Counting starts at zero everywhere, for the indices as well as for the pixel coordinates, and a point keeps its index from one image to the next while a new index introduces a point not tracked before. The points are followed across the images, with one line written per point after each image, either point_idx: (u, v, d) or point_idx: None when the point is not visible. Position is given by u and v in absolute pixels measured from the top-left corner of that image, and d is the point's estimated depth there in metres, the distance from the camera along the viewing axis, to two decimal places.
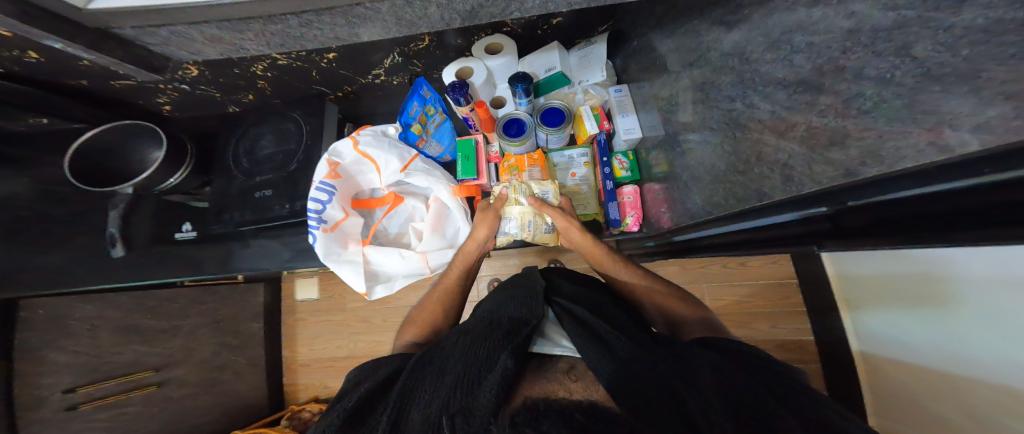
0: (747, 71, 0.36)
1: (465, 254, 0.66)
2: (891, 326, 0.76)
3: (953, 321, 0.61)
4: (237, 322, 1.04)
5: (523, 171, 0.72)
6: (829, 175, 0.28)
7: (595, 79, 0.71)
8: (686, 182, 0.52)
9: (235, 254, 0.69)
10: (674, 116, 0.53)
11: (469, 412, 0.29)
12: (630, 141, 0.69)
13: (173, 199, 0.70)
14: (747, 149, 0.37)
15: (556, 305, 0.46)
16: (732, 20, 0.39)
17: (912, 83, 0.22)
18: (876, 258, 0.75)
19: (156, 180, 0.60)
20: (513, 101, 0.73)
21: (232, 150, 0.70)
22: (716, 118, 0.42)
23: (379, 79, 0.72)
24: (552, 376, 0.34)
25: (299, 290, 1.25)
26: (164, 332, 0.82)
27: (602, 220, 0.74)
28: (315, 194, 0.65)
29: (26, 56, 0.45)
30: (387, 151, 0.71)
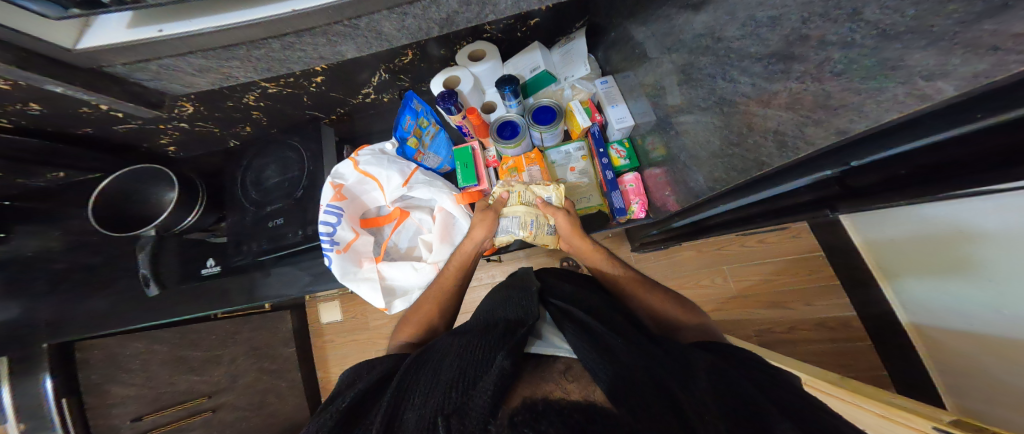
0: (721, 49, 0.36)
1: (460, 253, 0.66)
2: (937, 291, 0.70)
3: (1004, 275, 0.56)
4: (272, 348, 1.09)
5: (523, 171, 0.73)
6: (822, 136, 0.26)
7: (579, 74, 0.71)
8: (685, 162, 0.50)
9: (258, 283, 0.73)
10: (661, 100, 0.52)
11: (464, 413, 0.29)
12: (623, 130, 0.67)
13: (194, 237, 0.74)
14: (737, 122, 0.35)
15: (551, 306, 0.48)
16: (696, 2, 0.38)
17: (873, 43, 0.22)
18: (901, 218, 0.70)
19: (175, 219, 0.65)
20: (502, 104, 0.73)
21: (241, 183, 0.74)
22: (703, 97, 0.40)
23: (369, 97, 0.75)
24: (549, 376, 0.34)
25: (324, 314, 1.31)
26: (209, 361, 0.85)
27: (608, 211, 0.72)
28: (325, 217, 0.67)
29: (29, 108, 0.48)
30: (387, 167, 0.74)
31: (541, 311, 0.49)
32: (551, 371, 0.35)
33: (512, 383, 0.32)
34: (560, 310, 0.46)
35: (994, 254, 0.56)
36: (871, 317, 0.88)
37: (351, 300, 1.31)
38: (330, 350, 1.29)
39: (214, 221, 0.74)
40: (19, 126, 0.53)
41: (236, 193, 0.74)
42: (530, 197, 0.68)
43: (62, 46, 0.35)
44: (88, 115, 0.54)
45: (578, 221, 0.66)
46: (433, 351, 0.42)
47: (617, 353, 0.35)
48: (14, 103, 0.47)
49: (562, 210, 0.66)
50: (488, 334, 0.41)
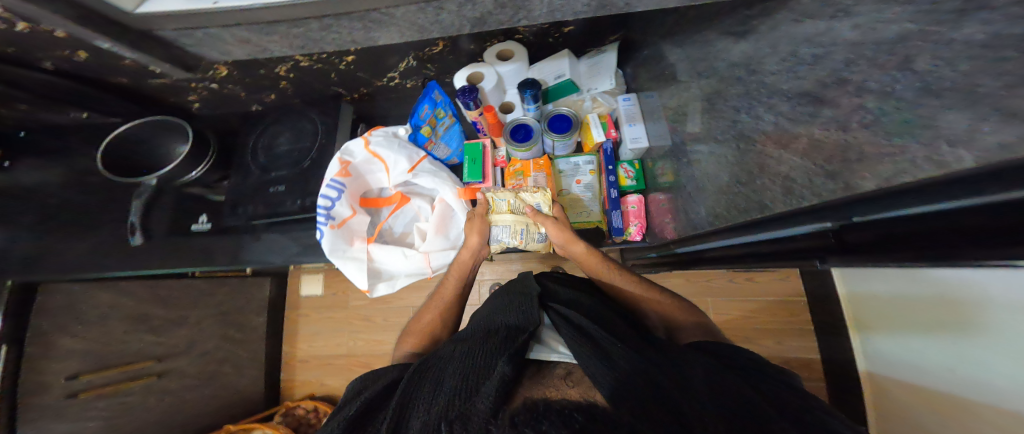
0: (753, 82, 0.37)
1: (459, 259, 0.67)
2: (903, 348, 0.74)
3: (963, 339, 0.60)
4: (242, 316, 1.09)
5: (528, 176, 0.75)
6: (829, 189, 0.27)
7: (603, 88, 0.72)
8: (689, 192, 0.53)
9: (245, 247, 0.72)
10: (681, 125, 0.54)
11: (467, 417, 0.31)
12: (636, 150, 0.70)
13: (194, 192, 0.72)
14: (751, 161, 0.37)
15: (550, 311, 0.51)
16: (741, 31, 0.40)
17: (912, 96, 0.22)
18: (887, 275, 0.75)
19: (181, 171, 0.65)
20: (521, 107, 0.74)
21: (252, 145, 0.73)
22: (722, 129, 0.43)
23: (393, 81, 0.75)
24: (550, 381, 0.37)
25: (304, 286, 1.31)
26: (170, 322, 0.86)
27: (605, 228, 0.74)
28: (326, 191, 0.68)
29: (75, 54, 0.48)
30: (396, 152, 0.75)
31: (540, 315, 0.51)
32: (553, 375, 0.39)
33: (512, 388, 0.35)
34: (561, 315, 0.49)
35: (957, 319, 0.61)
36: (830, 360, 0.94)
37: (335, 275, 1.31)
38: (302, 325, 1.30)
39: (216, 178, 0.74)
40: (59, 69, 0.52)
41: (243, 156, 0.73)
42: (522, 205, 0.68)
43: (122, 9, 0.35)
44: (130, 67, 0.53)
45: (565, 227, 0.68)
46: (435, 358, 0.43)
47: (616, 358, 0.37)
48: (62, 49, 0.47)
49: (551, 218, 0.67)
50: (488, 340, 0.44)
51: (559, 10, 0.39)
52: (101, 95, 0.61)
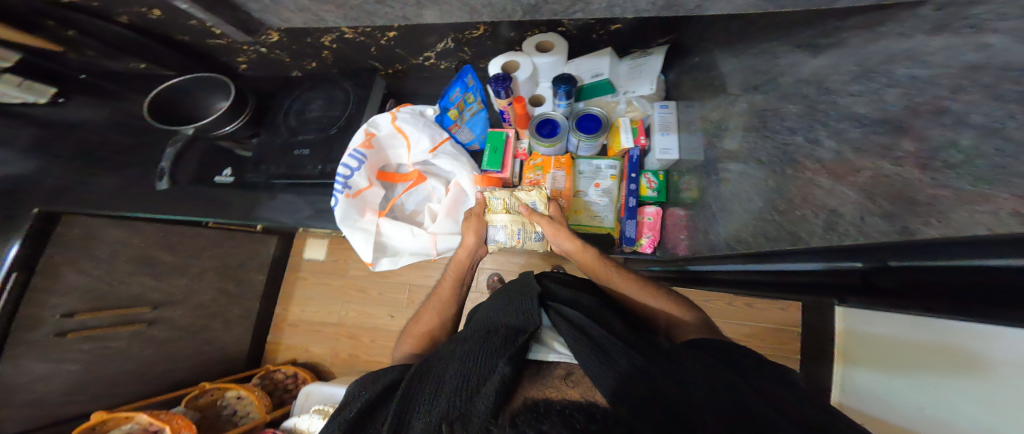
0: (823, 101, 0.33)
1: (456, 260, 0.68)
2: (882, 384, 0.76)
3: (940, 385, 0.62)
4: (239, 272, 1.17)
5: (547, 173, 0.75)
6: (881, 230, 0.27)
7: (641, 92, 0.71)
8: (714, 212, 0.53)
9: (260, 204, 0.73)
10: (715, 141, 0.54)
11: (466, 420, 0.34)
12: (664, 161, 0.68)
13: (224, 146, 0.77)
14: (793, 189, 0.36)
15: (550, 310, 0.53)
16: (822, 43, 0.34)
17: (1020, 138, 0.20)
18: (891, 316, 0.74)
19: (214, 125, 0.67)
20: (551, 101, 0.73)
21: (286, 109, 0.78)
22: (767, 149, 0.41)
23: (428, 61, 0.76)
24: (551, 381, 0.40)
25: (308, 249, 1.38)
26: (173, 269, 0.94)
27: (616, 236, 0.75)
28: (347, 160, 0.69)
29: (151, 13, 0.57)
30: (420, 130, 0.75)
31: (540, 314, 0.53)
32: (553, 375, 0.41)
33: (511, 389, 0.38)
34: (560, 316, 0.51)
35: (943, 367, 0.62)
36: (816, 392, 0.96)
37: (339, 243, 1.37)
38: (298, 288, 1.35)
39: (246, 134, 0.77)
40: (133, 25, 0.62)
41: (277, 117, 0.78)
42: (517, 204, 0.69)
43: None
44: (193, 27, 0.62)
45: (563, 226, 0.68)
46: (435, 360, 0.45)
47: (613, 354, 0.40)
48: (141, 7, 0.56)
49: (547, 218, 0.67)
50: (489, 338, 0.46)
51: (619, 5, 0.37)
52: (167, 53, 0.70)
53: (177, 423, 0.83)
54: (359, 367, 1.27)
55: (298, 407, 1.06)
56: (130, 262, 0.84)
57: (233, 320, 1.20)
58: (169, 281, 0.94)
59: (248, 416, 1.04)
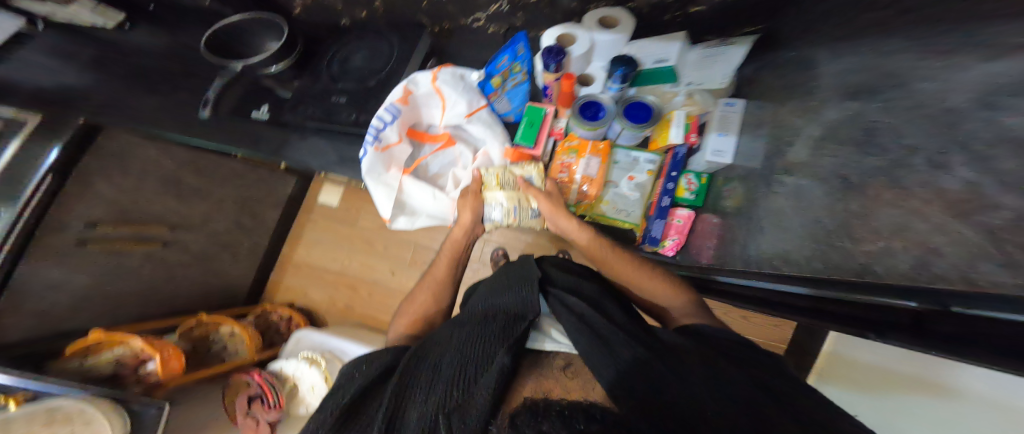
0: (946, 117, 0.27)
1: (451, 241, 0.71)
2: (848, 403, 0.79)
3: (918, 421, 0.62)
4: (258, 207, 1.24)
5: (582, 157, 0.71)
6: (997, 279, 0.23)
7: (710, 84, 0.66)
8: (759, 223, 0.53)
9: (289, 144, 0.77)
10: (778, 152, 0.50)
11: (464, 410, 0.38)
12: (713, 163, 0.63)
13: (267, 84, 0.80)
14: (884, 219, 0.32)
15: (550, 298, 0.57)
16: (960, 46, 0.28)
17: None
18: (871, 343, 0.76)
19: (263, 63, 0.71)
20: (603, 83, 0.70)
21: (332, 56, 0.79)
22: (853, 167, 0.36)
23: (477, 22, 0.76)
24: (550, 373, 0.44)
25: (323, 193, 1.46)
26: (198, 195, 0.98)
27: (640, 233, 0.75)
28: (381, 113, 0.70)
29: None
30: (459, 93, 0.73)
31: (540, 300, 0.58)
32: (552, 365, 0.46)
33: (509, 378, 0.42)
34: (561, 303, 0.55)
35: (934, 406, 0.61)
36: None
37: (353, 193, 1.45)
38: (308, 229, 1.46)
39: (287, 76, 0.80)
40: None
41: (321, 63, 0.79)
42: (511, 179, 0.71)
43: None
44: None
45: (559, 201, 0.68)
46: (435, 347, 0.48)
47: (614, 345, 0.44)
48: None
49: (543, 192, 0.68)
50: (488, 324, 0.50)
51: None
52: None
53: (166, 352, 0.89)
54: (350, 318, 1.38)
55: (287, 350, 1.11)
56: (157, 182, 0.86)
57: (242, 252, 1.27)
58: (189, 204, 0.96)
59: (236, 352, 1.15)
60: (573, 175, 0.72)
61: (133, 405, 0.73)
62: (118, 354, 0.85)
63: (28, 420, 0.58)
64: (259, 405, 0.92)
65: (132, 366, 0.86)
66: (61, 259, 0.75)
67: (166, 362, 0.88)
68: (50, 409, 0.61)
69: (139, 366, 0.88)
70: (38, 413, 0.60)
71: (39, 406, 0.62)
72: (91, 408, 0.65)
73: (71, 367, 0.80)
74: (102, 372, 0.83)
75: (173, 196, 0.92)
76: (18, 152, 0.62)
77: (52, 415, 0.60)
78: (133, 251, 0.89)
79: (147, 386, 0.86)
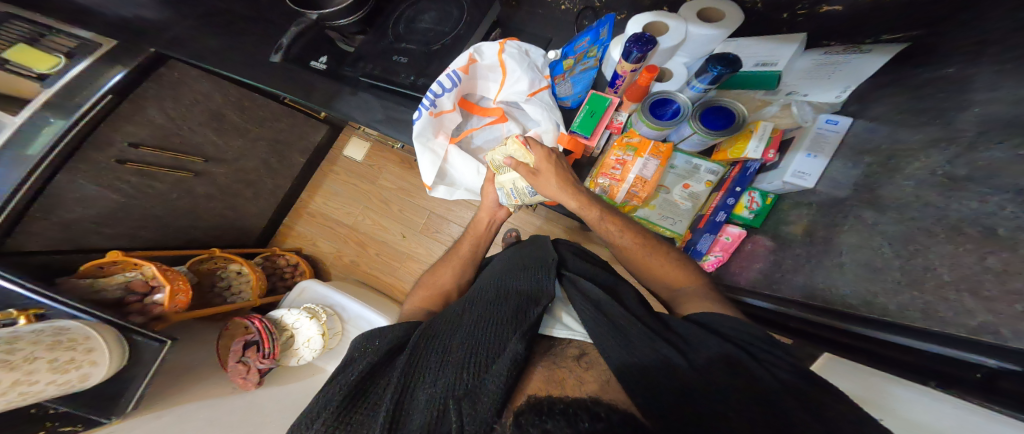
0: None
1: (477, 222, 0.73)
2: None
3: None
4: (288, 150, 1.26)
5: (639, 157, 0.68)
6: None
7: (819, 98, 0.60)
8: (839, 257, 0.49)
9: (340, 96, 0.75)
10: (874, 185, 0.48)
11: (475, 397, 0.37)
12: (793, 185, 0.59)
13: (331, 35, 0.78)
14: None
15: (563, 283, 0.57)
16: None
17: None
18: None
19: (333, 15, 0.68)
20: (685, 82, 0.65)
21: (400, 12, 0.75)
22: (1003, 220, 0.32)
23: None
24: (563, 363, 0.42)
25: (349, 147, 1.47)
26: (234, 130, 1.00)
27: (682, 243, 0.72)
28: (442, 79, 0.66)
29: None
30: (523, 70, 0.69)
31: (555, 284, 0.58)
32: (566, 353, 0.44)
33: (521, 368, 0.40)
34: (580, 290, 0.53)
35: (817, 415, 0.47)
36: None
37: (379, 151, 1.45)
38: (329, 180, 1.47)
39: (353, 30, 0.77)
40: None
41: (388, 21, 0.75)
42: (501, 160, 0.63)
43: None
44: None
45: (554, 182, 0.58)
46: (443, 325, 0.50)
47: (631, 336, 0.42)
48: None
49: (535, 175, 0.58)
50: (500, 306, 0.50)
51: None
52: None
53: (177, 284, 0.86)
54: (353, 274, 1.40)
55: (290, 299, 1.11)
56: (202, 114, 0.89)
57: (263, 193, 1.28)
58: (227, 139, 0.99)
59: (239, 295, 1.13)
60: (627, 174, 0.68)
61: (135, 334, 0.68)
62: (129, 277, 0.82)
63: (34, 339, 0.53)
64: (254, 352, 0.86)
65: (139, 294, 0.83)
66: (98, 175, 0.72)
67: (173, 294, 0.85)
68: (57, 329, 0.56)
69: (147, 295, 0.84)
70: (45, 332, 0.55)
71: (48, 323, 0.57)
72: (97, 335, 0.61)
73: (82, 286, 0.74)
74: (110, 295, 0.78)
75: (213, 128, 0.94)
76: (85, 69, 0.69)
77: (57, 336, 0.56)
78: (167, 177, 0.88)
79: (150, 317, 0.80)
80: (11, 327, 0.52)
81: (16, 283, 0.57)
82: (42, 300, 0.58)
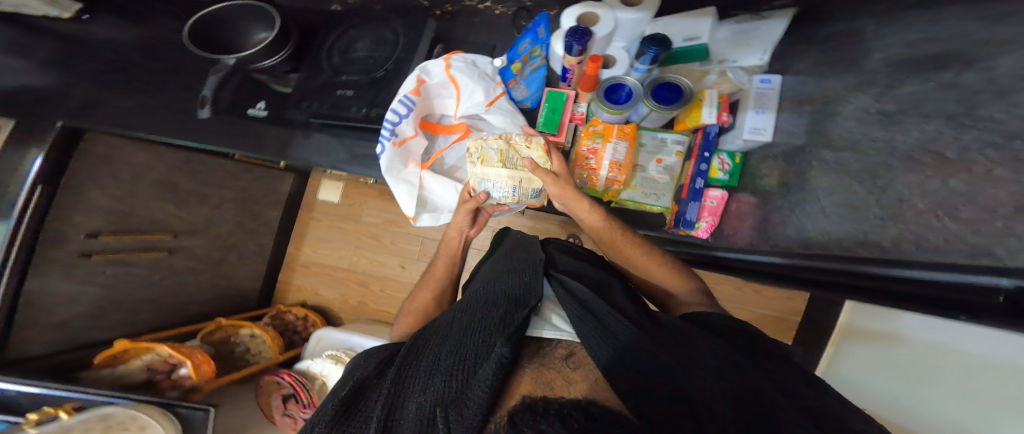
0: None
1: (447, 241, 0.69)
2: (865, 375, 0.81)
3: (920, 399, 0.65)
4: (257, 207, 1.23)
5: (609, 142, 0.66)
6: None
7: (746, 62, 0.62)
8: (808, 205, 0.50)
9: (296, 142, 0.72)
10: (823, 126, 0.48)
11: (462, 404, 0.37)
12: (751, 142, 0.60)
13: (260, 78, 0.75)
14: (987, 200, 0.28)
15: (551, 281, 0.56)
16: None
17: None
18: (893, 319, 0.78)
19: (255, 58, 0.66)
20: (627, 65, 0.65)
21: (330, 44, 0.73)
22: (936, 147, 0.33)
23: (483, 4, 0.73)
24: (552, 364, 0.41)
25: (322, 191, 1.44)
26: (195, 198, 0.98)
27: (671, 216, 0.70)
28: (396, 106, 0.64)
29: None
30: (476, 81, 0.68)
31: (543, 284, 0.57)
32: (554, 355, 0.43)
33: (507, 371, 0.40)
34: (566, 289, 0.52)
35: (964, 382, 0.57)
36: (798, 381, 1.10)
37: (354, 188, 1.42)
38: (312, 228, 1.45)
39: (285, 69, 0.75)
40: None
41: (319, 54, 0.73)
42: (516, 160, 0.58)
43: None
44: None
45: (568, 185, 0.58)
46: (430, 336, 0.50)
47: (615, 332, 0.42)
48: None
49: (551, 174, 0.56)
50: (489, 310, 0.49)
51: None
52: None
53: (196, 358, 0.91)
54: (365, 314, 1.38)
55: (310, 349, 1.11)
56: (151, 188, 0.85)
57: (247, 254, 1.27)
58: (188, 209, 0.97)
59: (259, 354, 1.16)
60: (601, 161, 0.67)
61: (179, 407, 0.79)
62: (148, 360, 0.89)
63: (84, 428, 0.61)
64: (294, 404, 0.92)
65: (163, 372, 0.90)
66: (67, 272, 0.74)
67: (198, 366, 0.90)
68: (102, 416, 0.65)
69: (171, 371, 0.91)
70: (91, 420, 0.63)
71: (91, 413, 0.65)
72: (142, 414, 0.69)
73: (103, 374, 0.82)
74: (135, 378, 0.86)
75: (171, 201, 0.92)
76: None
77: (105, 421, 0.64)
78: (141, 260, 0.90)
79: (184, 389, 0.90)
80: (59, 423, 0.61)
81: (41, 386, 0.66)
82: (73, 394, 0.68)
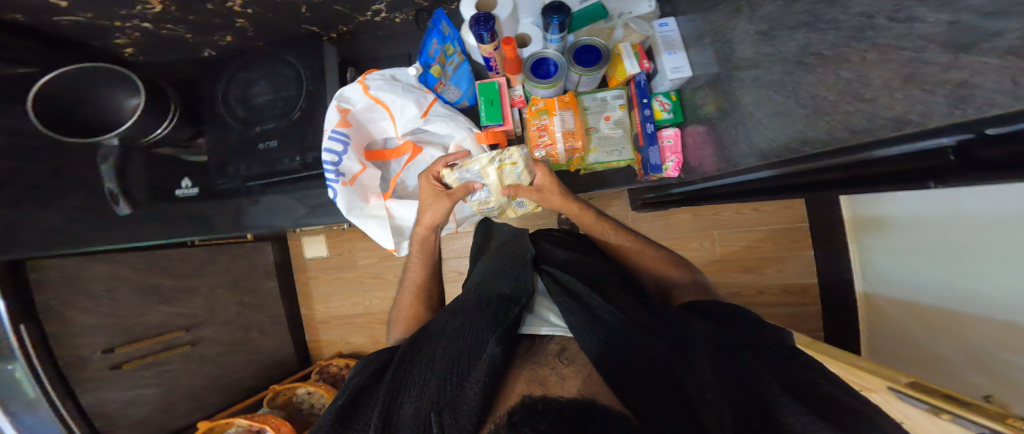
0: None
1: (418, 237, 0.65)
2: (902, 266, 0.80)
3: (972, 274, 0.62)
4: (251, 281, 1.20)
5: (554, 115, 0.64)
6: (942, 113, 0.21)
7: (639, 11, 0.64)
8: (734, 124, 0.49)
9: (245, 210, 0.71)
10: (726, 51, 0.48)
11: (455, 405, 0.35)
12: (676, 81, 0.61)
13: (166, 153, 0.65)
14: (843, 84, 0.29)
15: (543, 275, 0.54)
16: None
17: None
18: (890, 202, 0.79)
19: (143, 131, 0.55)
20: (541, 38, 0.63)
21: (222, 94, 0.67)
22: (801, 43, 0.33)
23: (378, 17, 0.67)
24: (542, 361, 0.40)
25: (307, 248, 1.43)
26: (182, 292, 0.97)
27: (637, 166, 0.68)
28: (329, 144, 0.62)
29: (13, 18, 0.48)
30: (402, 96, 0.66)
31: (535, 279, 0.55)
32: (546, 352, 0.42)
33: (501, 371, 0.38)
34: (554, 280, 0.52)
35: (1007, 242, 0.54)
36: (828, 284, 1.09)
37: (338, 236, 1.41)
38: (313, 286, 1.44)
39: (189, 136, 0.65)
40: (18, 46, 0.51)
41: (215, 107, 0.67)
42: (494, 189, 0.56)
43: None
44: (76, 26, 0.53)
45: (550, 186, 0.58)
46: (426, 339, 0.49)
47: (600, 316, 0.43)
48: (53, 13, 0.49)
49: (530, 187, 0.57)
50: (482, 311, 0.48)
51: None
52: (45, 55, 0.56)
53: (273, 421, 1.03)
54: None
55: None
56: (134, 294, 0.86)
57: (267, 328, 1.26)
58: (183, 305, 0.97)
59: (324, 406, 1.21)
60: (554, 134, 0.64)
61: None
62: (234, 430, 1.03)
63: None
64: None
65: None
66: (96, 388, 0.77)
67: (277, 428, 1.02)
68: None
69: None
70: None
71: None
72: None
73: None
74: None
75: (162, 302, 0.92)
76: None
77: None
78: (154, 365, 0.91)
79: None
80: None
81: None
82: None
